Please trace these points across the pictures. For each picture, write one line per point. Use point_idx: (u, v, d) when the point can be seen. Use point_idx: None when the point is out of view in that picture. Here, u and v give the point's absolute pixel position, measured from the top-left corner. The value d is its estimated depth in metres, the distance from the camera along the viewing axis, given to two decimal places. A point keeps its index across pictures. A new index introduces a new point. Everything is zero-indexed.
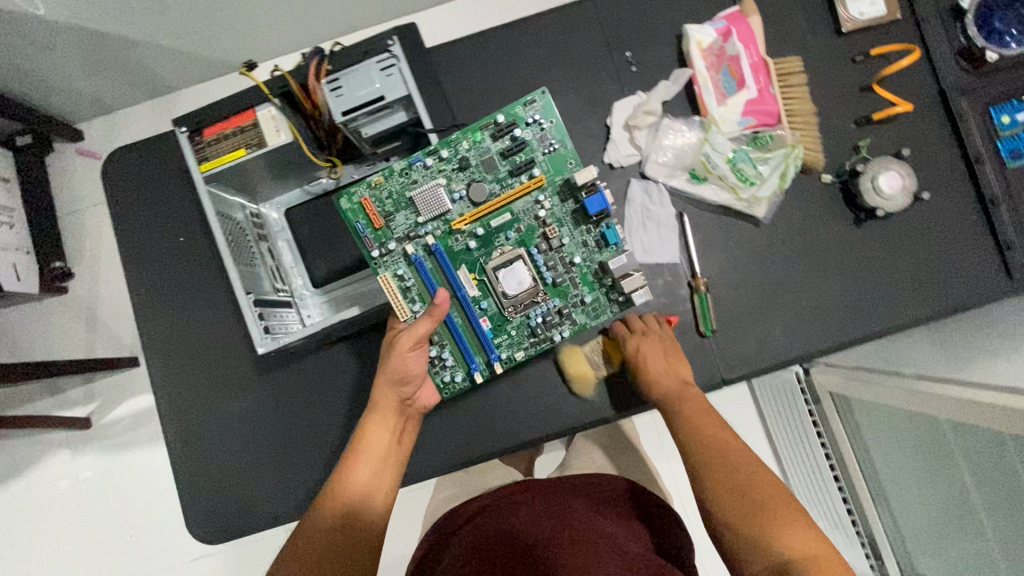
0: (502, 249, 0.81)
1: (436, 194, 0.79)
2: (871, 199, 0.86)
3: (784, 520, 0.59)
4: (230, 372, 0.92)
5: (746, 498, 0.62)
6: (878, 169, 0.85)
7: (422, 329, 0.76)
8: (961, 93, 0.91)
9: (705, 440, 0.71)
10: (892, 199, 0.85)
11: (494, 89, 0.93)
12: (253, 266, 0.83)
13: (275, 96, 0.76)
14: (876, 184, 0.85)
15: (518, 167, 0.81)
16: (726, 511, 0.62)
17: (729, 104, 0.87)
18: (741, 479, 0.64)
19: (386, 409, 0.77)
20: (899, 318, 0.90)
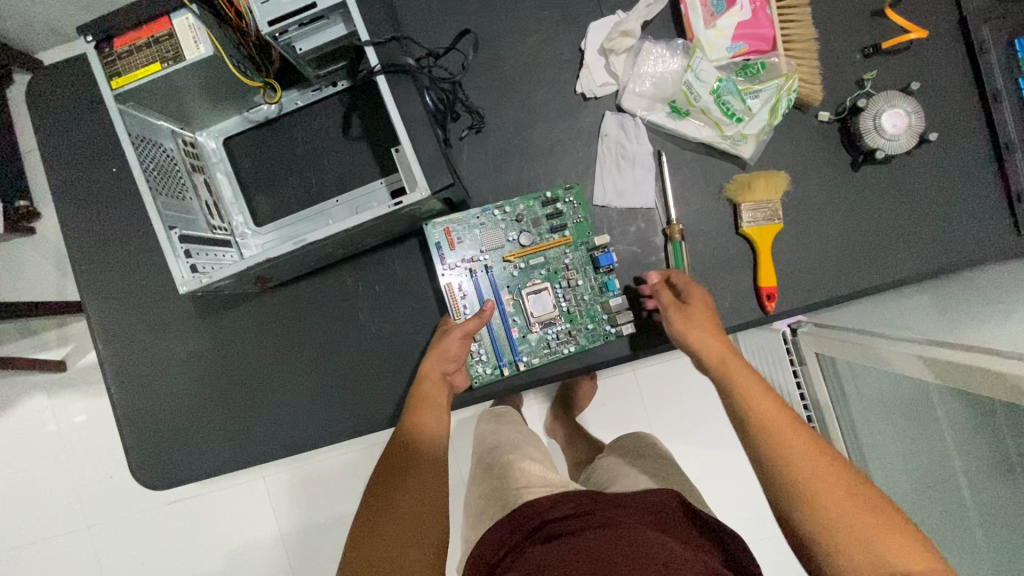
0: (530, 276, 0.82)
1: (493, 237, 0.82)
2: (869, 142, 0.77)
3: (899, 541, 0.50)
4: (168, 313, 0.87)
5: (847, 509, 0.52)
6: (881, 106, 0.76)
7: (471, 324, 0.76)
8: (983, 20, 0.80)
9: (782, 430, 0.58)
10: (895, 140, 0.76)
11: (455, 4, 0.82)
12: (182, 199, 0.75)
13: (191, 2, 0.66)
14: (878, 124, 0.76)
15: (552, 226, 0.82)
16: (823, 528, 0.51)
17: (717, 27, 0.77)
18: (834, 488, 0.53)
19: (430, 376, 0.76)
20: (896, 274, 0.81)
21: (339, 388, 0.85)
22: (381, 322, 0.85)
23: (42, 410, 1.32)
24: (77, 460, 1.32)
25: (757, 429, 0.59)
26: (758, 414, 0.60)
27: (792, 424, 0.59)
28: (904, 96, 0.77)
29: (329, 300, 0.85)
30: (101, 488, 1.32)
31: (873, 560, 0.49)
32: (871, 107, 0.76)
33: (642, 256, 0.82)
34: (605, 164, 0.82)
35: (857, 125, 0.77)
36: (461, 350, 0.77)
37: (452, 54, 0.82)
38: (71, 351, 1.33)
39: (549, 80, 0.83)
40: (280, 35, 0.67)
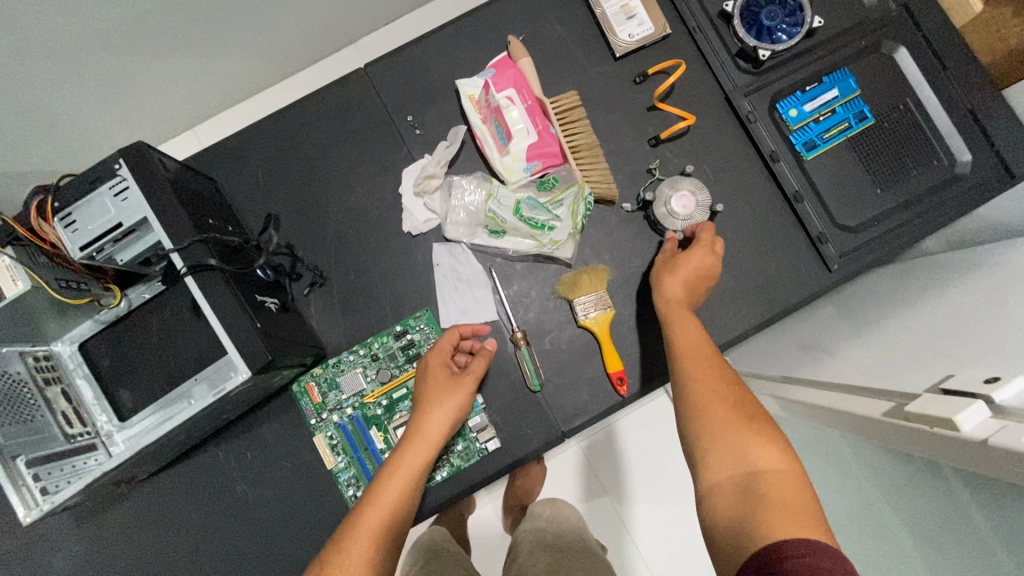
0: (395, 410, 0.85)
1: (353, 380, 0.85)
2: (670, 225, 0.85)
3: (763, 449, 0.61)
4: (44, 529, 0.85)
5: (728, 425, 0.64)
6: (669, 194, 0.85)
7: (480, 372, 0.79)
8: (743, 94, 0.90)
9: (700, 364, 0.71)
10: (693, 216, 0.85)
11: (281, 178, 0.90)
12: (34, 420, 0.77)
13: (4, 246, 0.71)
14: (671, 210, 0.84)
15: (408, 357, 0.86)
16: (704, 432, 0.65)
17: (511, 153, 0.86)
18: (734, 403, 0.66)
19: (447, 413, 0.76)
20: (729, 332, 0.88)
21: (230, 567, 0.84)
22: (262, 489, 0.85)
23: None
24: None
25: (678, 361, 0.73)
26: (684, 350, 0.73)
27: (709, 360, 0.71)
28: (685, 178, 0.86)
29: (207, 478, 0.86)
30: None
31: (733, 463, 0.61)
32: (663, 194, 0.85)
33: (497, 367, 0.86)
34: (445, 290, 0.88)
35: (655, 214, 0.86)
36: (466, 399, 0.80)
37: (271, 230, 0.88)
38: None
39: (379, 226, 0.90)
40: (97, 254, 0.72)
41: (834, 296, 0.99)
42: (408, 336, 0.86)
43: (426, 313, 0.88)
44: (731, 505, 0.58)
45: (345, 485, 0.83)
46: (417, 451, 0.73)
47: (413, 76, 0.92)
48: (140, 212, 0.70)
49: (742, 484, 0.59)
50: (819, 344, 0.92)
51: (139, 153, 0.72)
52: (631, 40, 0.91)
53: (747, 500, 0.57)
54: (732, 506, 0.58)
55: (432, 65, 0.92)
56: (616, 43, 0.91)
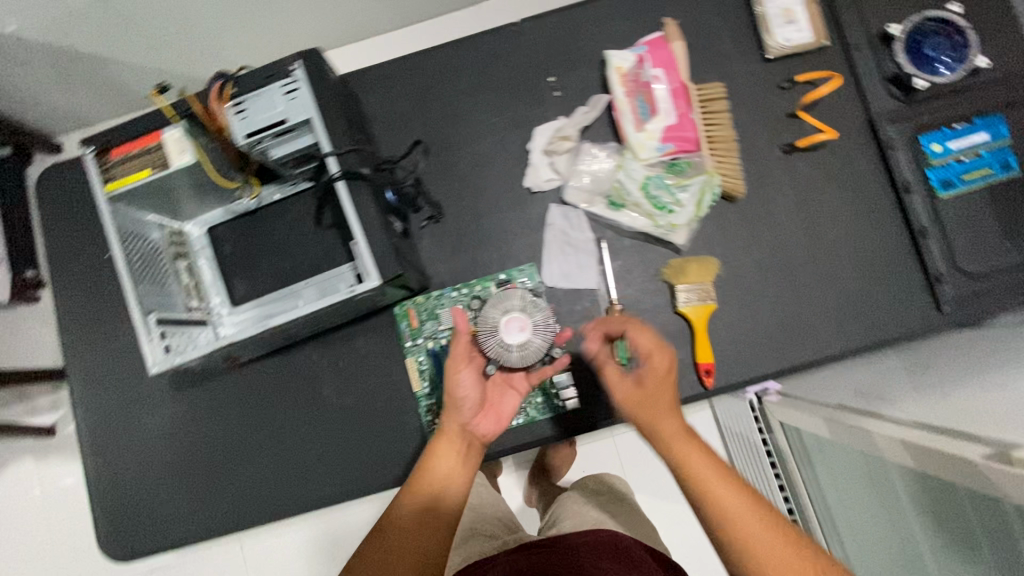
0: None
1: (451, 315, 0.88)
2: (533, 355, 0.77)
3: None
4: (146, 387, 0.93)
5: (760, 540, 0.60)
6: (494, 330, 0.77)
7: (461, 351, 0.74)
8: (889, 120, 0.89)
9: (725, 500, 0.62)
10: (537, 339, 0.77)
11: (418, 112, 0.94)
12: (163, 286, 0.84)
13: (180, 119, 0.76)
14: (510, 346, 0.77)
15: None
16: (737, 543, 0.60)
17: (647, 130, 0.86)
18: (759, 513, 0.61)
19: (444, 440, 0.73)
20: (825, 351, 0.87)
21: (303, 461, 0.89)
22: (345, 396, 0.90)
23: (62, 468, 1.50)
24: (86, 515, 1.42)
25: (707, 507, 0.63)
26: (702, 480, 0.64)
27: (735, 492, 0.63)
28: (494, 305, 0.80)
29: (295, 376, 0.91)
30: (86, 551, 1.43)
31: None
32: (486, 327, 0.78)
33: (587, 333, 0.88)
34: (552, 249, 0.90)
35: (494, 363, 0.77)
36: (470, 388, 0.74)
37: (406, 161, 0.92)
38: (59, 417, 1.46)
39: (501, 177, 0.93)
40: (256, 144, 0.77)
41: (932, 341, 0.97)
42: (509, 285, 0.89)
43: (530, 267, 0.90)
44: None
45: (424, 410, 0.88)
46: (415, 485, 0.70)
47: (562, 38, 0.94)
48: (306, 114, 0.75)
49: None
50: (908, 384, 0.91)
51: (315, 60, 0.77)
52: (788, 43, 0.90)
53: None
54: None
55: (583, 30, 0.93)
56: (771, 43, 0.90)
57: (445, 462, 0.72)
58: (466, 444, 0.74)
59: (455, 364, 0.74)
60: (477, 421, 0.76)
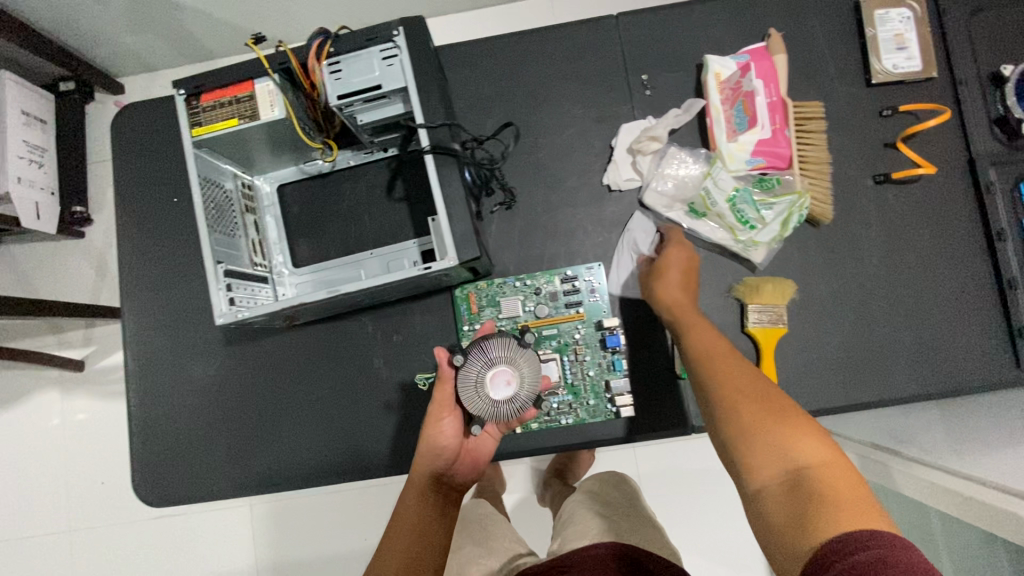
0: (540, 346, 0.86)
1: (512, 305, 0.87)
2: (517, 411, 0.72)
3: (803, 439, 0.52)
4: (197, 336, 0.92)
5: (748, 415, 0.56)
6: (477, 386, 0.71)
7: (445, 399, 0.72)
8: (990, 162, 0.85)
9: (727, 375, 0.61)
10: (525, 393, 0.72)
11: (503, 94, 0.92)
12: (233, 237, 0.83)
13: (274, 71, 0.75)
14: (497, 403, 0.71)
15: (569, 302, 0.87)
16: (727, 420, 0.56)
17: (739, 141, 0.85)
18: (763, 395, 0.57)
19: (420, 489, 0.69)
20: (893, 392, 0.83)
21: (345, 431, 0.89)
22: (395, 372, 0.89)
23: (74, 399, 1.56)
24: (104, 450, 1.46)
25: (701, 376, 0.63)
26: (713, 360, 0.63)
27: (737, 369, 0.61)
28: (474, 359, 0.72)
29: (347, 345, 0.90)
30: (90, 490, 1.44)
31: (773, 451, 0.52)
32: (467, 379, 0.71)
33: (648, 341, 0.86)
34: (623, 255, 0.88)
35: (479, 422, 0.71)
36: (453, 435, 0.73)
37: (494, 141, 0.91)
38: (90, 353, 1.49)
39: (579, 170, 0.90)
40: (345, 107, 0.76)
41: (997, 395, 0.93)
42: (574, 282, 0.87)
43: (598, 266, 0.88)
44: (782, 513, 0.48)
45: None
46: (392, 535, 0.65)
47: (660, 37, 0.91)
48: (404, 83, 0.74)
49: (785, 477, 0.50)
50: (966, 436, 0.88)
51: (417, 28, 0.75)
52: (894, 70, 0.87)
53: (797, 504, 0.47)
54: (783, 508, 0.48)
55: (682, 32, 0.91)
56: (876, 69, 0.87)
57: (420, 510, 0.67)
58: (443, 492, 0.70)
59: (438, 412, 0.73)
60: (452, 470, 0.73)
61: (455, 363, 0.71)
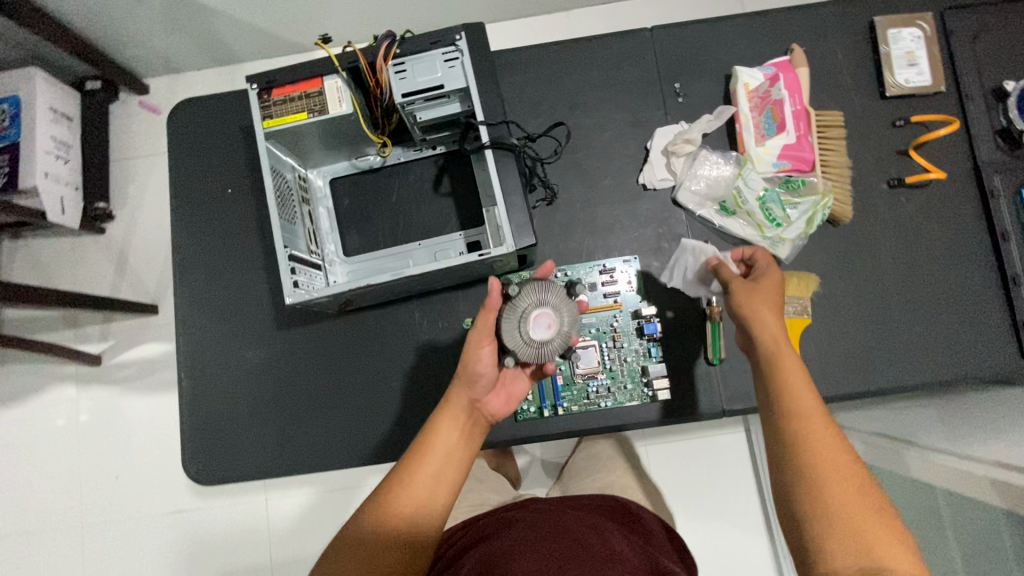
0: (580, 333, 0.91)
1: None
2: (552, 353, 0.74)
3: (895, 550, 0.54)
4: (250, 321, 0.97)
5: (844, 506, 0.55)
6: (520, 320, 0.73)
7: (486, 327, 0.72)
8: (995, 170, 0.93)
9: (829, 460, 0.58)
10: (560, 335, 0.74)
11: (545, 98, 0.98)
12: (293, 224, 0.87)
13: (343, 69, 0.81)
14: (535, 343, 0.73)
15: (607, 292, 0.92)
16: (819, 502, 0.56)
17: (766, 145, 0.91)
18: (859, 492, 0.56)
19: (455, 414, 0.71)
20: (907, 380, 0.90)
21: (392, 412, 0.92)
22: (440, 357, 0.93)
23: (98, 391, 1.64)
24: (122, 441, 1.49)
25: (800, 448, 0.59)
26: (812, 426, 0.60)
27: (838, 452, 0.58)
28: (528, 293, 0.74)
29: (395, 330, 0.94)
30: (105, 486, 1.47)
31: (858, 547, 0.54)
32: (513, 313, 0.73)
33: (682, 330, 0.92)
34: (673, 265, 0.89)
35: (512, 356, 0.74)
36: (490, 364, 0.73)
37: (545, 139, 0.97)
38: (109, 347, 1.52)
39: (616, 170, 0.97)
40: (408, 105, 0.82)
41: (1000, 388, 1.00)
42: (612, 274, 0.93)
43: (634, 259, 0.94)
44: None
45: None
46: (424, 457, 0.68)
47: (692, 50, 0.98)
48: (466, 83, 0.80)
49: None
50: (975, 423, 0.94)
51: (478, 34, 0.81)
52: (906, 84, 0.94)
53: None
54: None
55: (712, 45, 0.98)
56: (890, 83, 0.95)
57: (451, 440, 0.70)
58: (472, 422, 0.73)
59: (479, 339, 0.72)
60: (484, 400, 0.75)
61: (509, 294, 0.75)
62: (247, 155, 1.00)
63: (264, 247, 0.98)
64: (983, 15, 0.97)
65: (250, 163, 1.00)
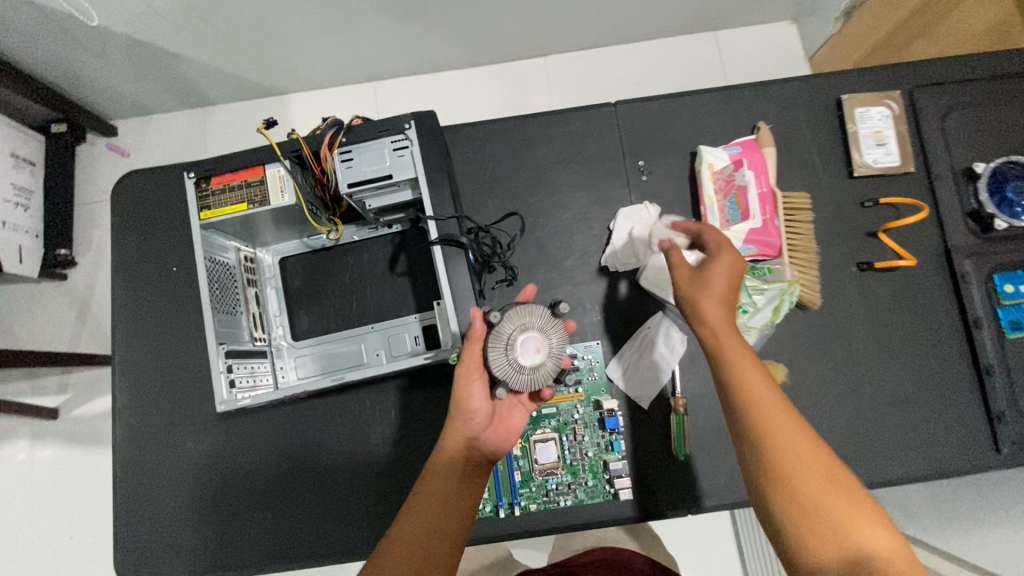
0: (540, 425, 0.86)
1: None
2: (546, 380, 0.71)
3: (865, 528, 0.58)
4: (193, 407, 0.91)
5: (813, 493, 0.59)
6: (506, 346, 0.69)
7: (473, 360, 0.71)
8: (967, 256, 0.90)
9: (766, 410, 0.64)
10: (551, 363, 0.70)
11: (505, 175, 0.95)
12: (235, 314, 0.83)
13: (286, 158, 0.77)
14: (526, 372, 0.70)
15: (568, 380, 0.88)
16: (792, 503, 0.60)
17: (732, 231, 0.88)
18: (822, 479, 0.60)
19: (453, 452, 0.72)
20: (880, 475, 0.86)
21: (340, 507, 0.88)
22: (393, 449, 0.89)
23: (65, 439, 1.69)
24: None
25: (748, 409, 0.64)
26: (764, 424, 0.63)
27: (768, 392, 0.65)
28: (510, 320, 0.70)
29: (346, 419, 0.90)
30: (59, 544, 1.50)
31: (832, 532, 0.58)
32: (499, 341, 0.70)
33: (647, 423, 0.87)
34: (630, 345, 0.89)
35: (504, 387, 0.70)
36: (482, 399, 0.73)
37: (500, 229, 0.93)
38: None
39: (579, 250, 0.93)
40: (355, 194, 0.78)
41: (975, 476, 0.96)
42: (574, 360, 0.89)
43: (598, 345, 0.90)
44: None
45: None
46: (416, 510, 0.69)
47: (656, 127, 0.96)
48: (415, 173, 0.77)
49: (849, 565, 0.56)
50: None
51: (430, 122, 0.78)
52: (874, 165, 0.92)
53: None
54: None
55: (677, 123, 0.96)
56: (858, 163, 0.93)
57: (450, 480, 0.70)
58: (471, 462, 0.72)
59: (467, 374, 0.72)
60: (483, 436, 0.74)
61: (491, 321, 0.71)
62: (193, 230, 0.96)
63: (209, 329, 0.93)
64: (952, 92, 0.95)
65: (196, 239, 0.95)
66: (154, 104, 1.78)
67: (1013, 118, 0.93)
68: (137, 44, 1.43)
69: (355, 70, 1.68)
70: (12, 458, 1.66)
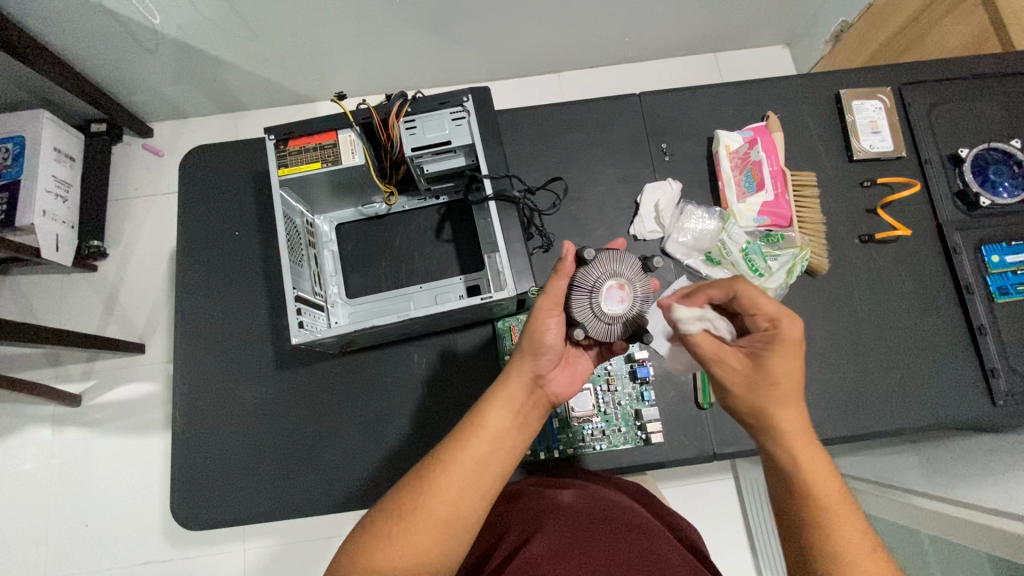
0: None
1: None
2: (623, 329, 0.74)
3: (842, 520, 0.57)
4: (252, 360, 0.98)
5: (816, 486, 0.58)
6: (592, 294, 0.73)
7: (556, 296, 0.70)
8: (956, 228, 1.00)
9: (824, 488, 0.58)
10: (632, 316, 0.74)
11: (541, 154, 1.05)
12: (300, 266, 0.90)
13: (356, 124, 0.87)
14: (607, 315, 0.73)
15: None
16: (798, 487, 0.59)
17: (747, 203, 0.99)
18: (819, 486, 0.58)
19: (515, 387, 0.71)
20: (888, 424, 0.94)
21: (389, 453, 0.93)
22: (438, 398, 0.95)
23: (77, 442, 1.52)
24: (97, 488, 1.49)
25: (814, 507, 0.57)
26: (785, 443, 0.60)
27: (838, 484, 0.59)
28: (599, 264, 0.74)
29: (395, 370, 0.96)
30: (73, 537, 1.46)
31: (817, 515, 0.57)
32: (583, 283, 0.74)
33: (673, 376, 0.96)
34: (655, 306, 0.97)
35: (581, 328, 0.72)
36: (558, 336, 0.72)
37: (544, 192, 1.03)
38: (88, 387, 1.55)
39: (609, 221, 1.03)
40: (416, 157, 0.87)
41: (967, 434, 1.05)
42: None
43: None
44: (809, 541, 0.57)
45: None
46: (468, 440, 0.67)
47: (677, 114, 1.07)
48: (472, 140, 0.86)
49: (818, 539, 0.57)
50: (950, 463, 0.99)
51: (484, 97, 0.89)
52: (871, 149, 1.04)
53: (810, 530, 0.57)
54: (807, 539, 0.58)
55: (695, 111, 1.07)
56: (857, 148, 1.04)
57: (506, 415, 0.69)
58: (533, 396, 0.73)
59: (545, 309, 0.71)
60: (548, 375, 0.74)
61: (583, 258, 0.73)
62: (256, 200, 1.04)
63: (268, 288, 1.01)
64: (936, 90, 1.08)
65: (258, 208, 1.04)
66: (193, 110, 1.69)
67: (991, 112, 1.05)
68: (185, 49, 1.39)
69: (385, 88, 1.65)
70: (21, 462, 1.50)
